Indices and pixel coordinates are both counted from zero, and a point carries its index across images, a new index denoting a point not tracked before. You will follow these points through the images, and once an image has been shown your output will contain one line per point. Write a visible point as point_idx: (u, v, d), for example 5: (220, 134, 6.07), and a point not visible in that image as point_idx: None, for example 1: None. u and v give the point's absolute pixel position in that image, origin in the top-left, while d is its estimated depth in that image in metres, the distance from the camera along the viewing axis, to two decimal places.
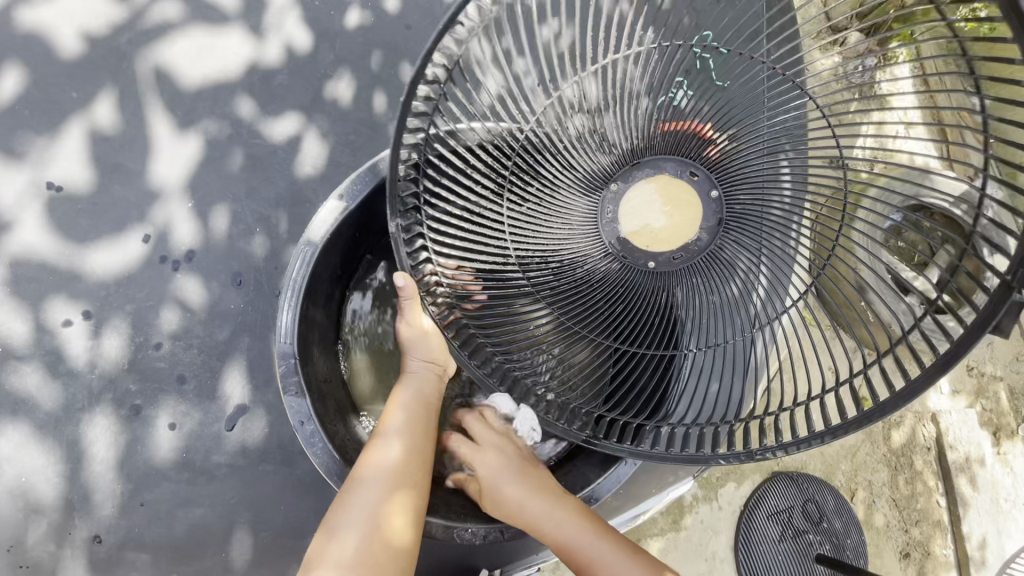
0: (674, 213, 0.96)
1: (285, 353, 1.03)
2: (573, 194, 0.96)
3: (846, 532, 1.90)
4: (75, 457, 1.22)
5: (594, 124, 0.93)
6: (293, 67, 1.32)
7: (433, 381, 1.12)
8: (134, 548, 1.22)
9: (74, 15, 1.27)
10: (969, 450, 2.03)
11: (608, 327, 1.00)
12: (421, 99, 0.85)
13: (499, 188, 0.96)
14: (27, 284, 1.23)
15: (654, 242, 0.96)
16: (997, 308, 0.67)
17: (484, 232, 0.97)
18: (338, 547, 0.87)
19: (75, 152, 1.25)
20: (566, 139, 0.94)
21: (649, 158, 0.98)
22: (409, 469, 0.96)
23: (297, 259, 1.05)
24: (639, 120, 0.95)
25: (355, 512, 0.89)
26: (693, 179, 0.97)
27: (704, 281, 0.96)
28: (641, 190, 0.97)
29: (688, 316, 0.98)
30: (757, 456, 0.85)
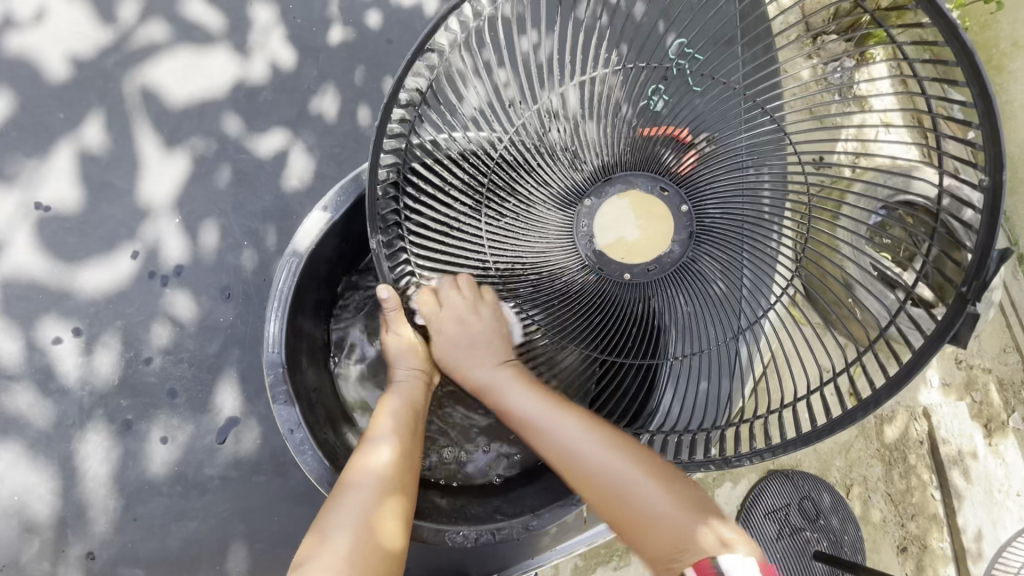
0: (647, 226, 0.99)
1: (274, 362, 1.07)
2: (549, 210, 0.98)
3: (843, 528, 1.93)
4: (68, 474, 1.23)
5: (568, 140, 0.96)
6: (277, 83, 1.35)
7: (422, 390, 1.11)
8: (128, 564, 1.23)
9: (61, 39, 1.30)
10: (961, 444, 2.09)
11: (592, 338, 1.02)
12: (397, 121, 0.92)
13: (477, 204, 0.98)
14: (18, 303, 1.24)
15: (628, 255, 0.98)
16: (956, 316, 0.76)
17: (465, 246, 1.02)
18: (330, 549, 0.87)
19: (63, 172, 1.27)
20: (541, 155, 0.96)
21: (622, 171, 0.99)
22: (399, 474, 0.98)
23: (283, 269, 1.09)
24: (612, 135, 0.97)
25: (345, 515, 0.91)
26: (665, 194, 0.99)
27: (679, 293, 0.99)
28: (614, 205, 0.99)
29: (670, 324, 1.01)
30: (734, 463, 0.89)
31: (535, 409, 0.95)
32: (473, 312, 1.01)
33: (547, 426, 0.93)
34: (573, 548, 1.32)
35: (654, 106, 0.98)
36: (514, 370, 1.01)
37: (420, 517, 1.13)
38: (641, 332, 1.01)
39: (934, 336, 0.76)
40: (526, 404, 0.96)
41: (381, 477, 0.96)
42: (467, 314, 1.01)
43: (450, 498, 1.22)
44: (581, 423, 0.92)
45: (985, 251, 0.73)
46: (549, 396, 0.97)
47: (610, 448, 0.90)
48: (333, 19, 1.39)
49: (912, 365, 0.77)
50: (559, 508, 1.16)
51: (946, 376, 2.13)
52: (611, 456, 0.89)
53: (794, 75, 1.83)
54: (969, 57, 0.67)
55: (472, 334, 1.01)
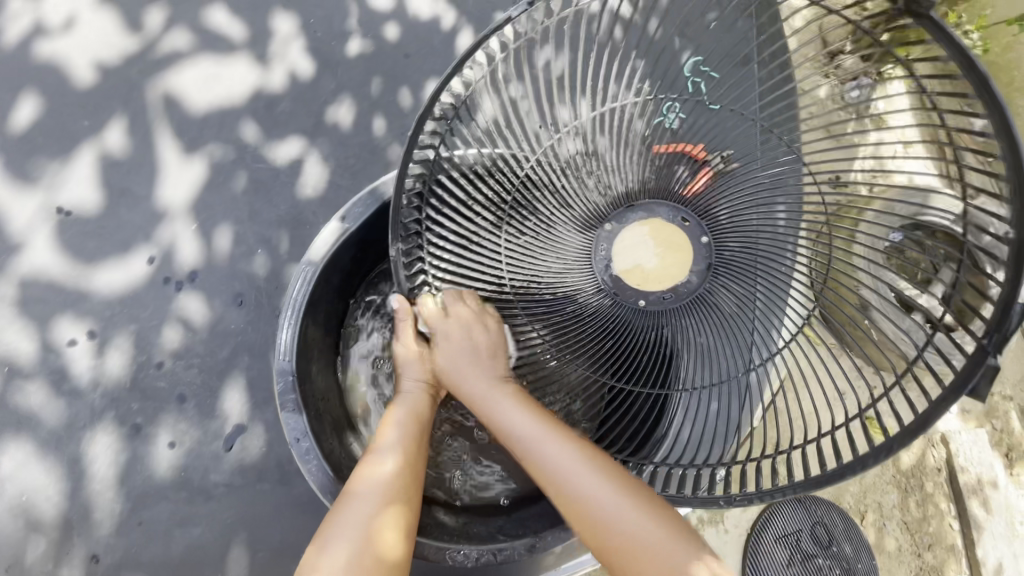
0: (666, 255, 0.97)
1: (284, 369, 1.07)
2: (568, 231, 0.99)
3: (856, 556, 1.88)
4: (75, 476, 1.23)
5: (593, 167, 0.98)
6: (295, 94, 1.37)
7: (427, 401, 1.06)
8: (131, 569, 1.23)
9: (89, 47, 1.33)
10: (980, 473, 2.00)
11: (606, 364, 0.99)
12: (429, 132, 0.92)
13: (499, 220, 0.98)
14: (35, 304, 1.26)
15: (643, 283, 0.98)
16: (973, 372, 0.70)
17: (482, 260, 1.00)
18: (330, 558, 0.87)
19: (84, 176, 1.30)
20: (566, 177, 0.98)
21: (641, 202, 1.00)
22: (401, 484, 0.95)
23: (298, 277, 1.09)
24: (635, 163, 0.99)
25: (347, 526, 0.90)
26: (685, 225, 0.98)
27: (696, 324, 0.96)
28: (633, 233, 0.99)
29: (684, 353, 0.97)
30: (738, 501, 0.82)
31: (529, 431, 0.92)
32: (475, 333, 0.99)
33: (539, 443, 0.91)
34: None
35: (672, 124, 1.00)
36: (512, 390, 0.98)
37: (422, 533, 1.12)
38: (652, 359, 0.98)
39: (951, 390, 0.71)
40: (517, 421, 0.94)
41: (385, 486, 0.94)
42: (455, 337, 0.98)
43: (453, 514, 1.21)
44: (577, 446, 0.90)
45: (1008, 304, 0.69)
46: (545, 415, 0.94)
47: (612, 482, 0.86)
48: (351, 31, 1.41)
49: (925, 414, 0.73)
50: (562, 534, 1.14)
51: (965, 403, 2.08)
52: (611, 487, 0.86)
53: (811, 91, 1.82)
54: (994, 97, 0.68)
55: (470, 352, 0.99)
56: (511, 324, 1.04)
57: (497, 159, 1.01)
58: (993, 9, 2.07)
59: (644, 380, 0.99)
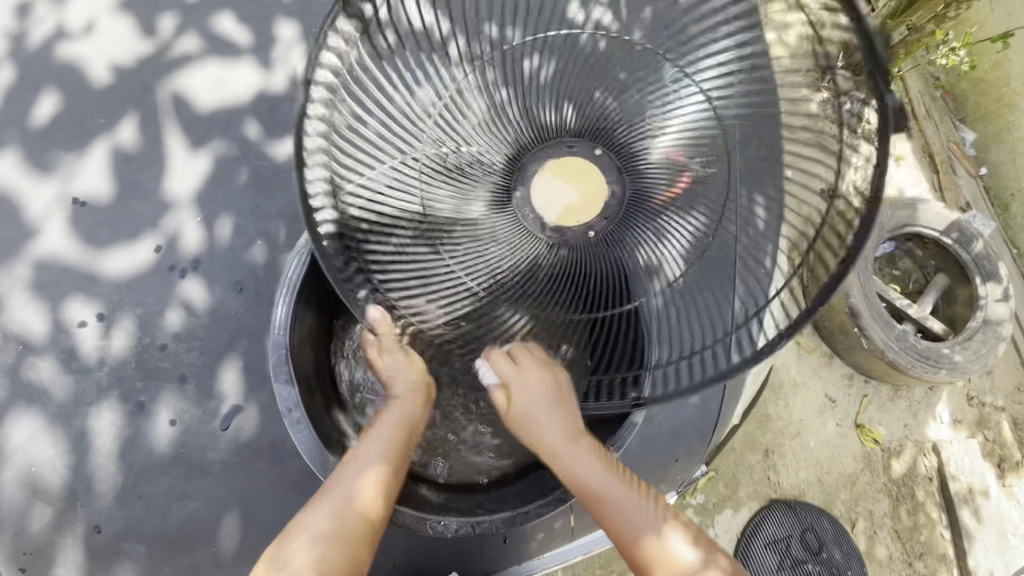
0: (581, 181, 0.91)
1: (278, 343, 1.18)
2: (489, 212, 0.91)
3: (846, 562, 2.03)
4: (81, 449, 1.31)
5: (476, 148, 0.91)
6: (297, 96, 1.47)
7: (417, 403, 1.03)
8: (131, 540, 1.30)
9: (106, 49, 1.43)
10: (973, 482, 2.15)
11: (565, 301, 0.91)
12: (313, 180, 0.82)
13: (422, 220, 0.90)
14: (48, 287, 1.35)
15: (581, 220, 0.92)
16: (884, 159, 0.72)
17: (425, 264, 0.91)
18: (306, 541, 0.98)
19: (97, 168, 1.39)
20: (457, 161, 0.90)
21: (534, 152, 0.93)
22: (382, 499, 1.02)
23: (293, 260, 1.20)
24: (506, 128, 0.92)
25: (329, 516, 0.99)
26: (573, 150, 0.93)
27: (634, 239, 0.90)
28: (545, 180, 0.92)
29: (643, 273, 0.90)
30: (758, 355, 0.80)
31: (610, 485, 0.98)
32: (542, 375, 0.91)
33: (608, 495, 0.98)
34: (569, 556, 1.43)
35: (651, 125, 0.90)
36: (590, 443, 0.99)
37: (405, 503, 1.20)
38: (614, 283, 0.91)
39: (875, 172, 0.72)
40: (588, 470, 0.98)
41: (366, 499, 1.01)
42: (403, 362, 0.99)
43: (437, 491, 1.27)
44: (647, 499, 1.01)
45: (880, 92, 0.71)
46: (610, 462, 1.00)
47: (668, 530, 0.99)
48: None
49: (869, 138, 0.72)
50: (540, 510, 1.20)
51: (956, 412, 2.22)
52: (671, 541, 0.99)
53: None
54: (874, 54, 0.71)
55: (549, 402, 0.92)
56: (480, 321, 0.94)
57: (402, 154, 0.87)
58: (981, 24, 2.23)
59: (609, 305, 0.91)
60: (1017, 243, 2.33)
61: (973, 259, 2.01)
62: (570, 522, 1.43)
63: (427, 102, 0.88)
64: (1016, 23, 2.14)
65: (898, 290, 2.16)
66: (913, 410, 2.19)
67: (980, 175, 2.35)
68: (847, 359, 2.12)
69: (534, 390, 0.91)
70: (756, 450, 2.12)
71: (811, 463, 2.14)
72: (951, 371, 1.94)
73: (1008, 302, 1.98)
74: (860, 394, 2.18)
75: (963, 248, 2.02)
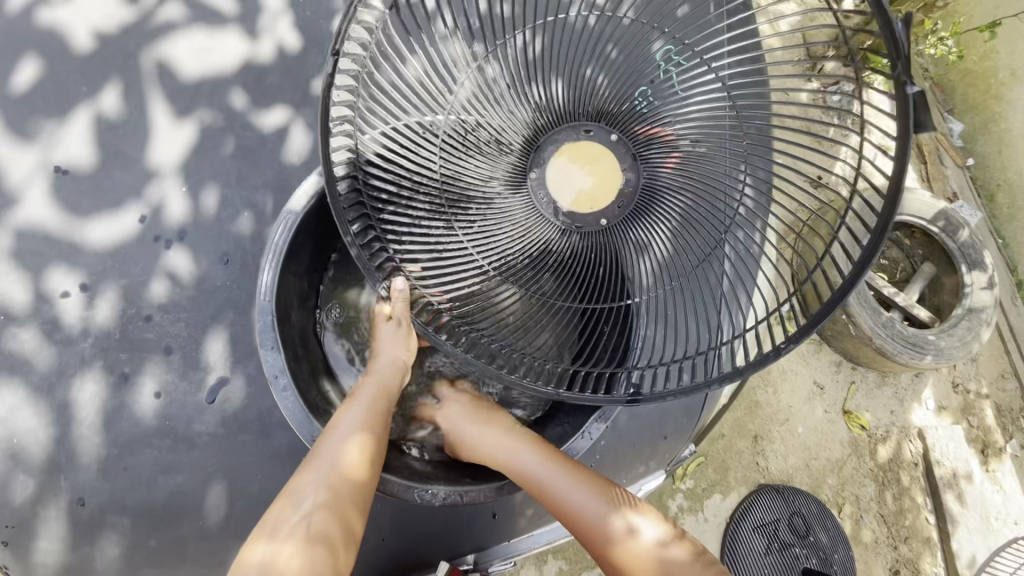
0: (595, 169, 1.00)
1: (265, 309, 1.14)
2: (507, 196, 1.01)
3: (833, 547, 2.05)
4: (64, 420, 1.30)
5: (494, 134, 1.00)
6: (284, 67, 1.45)
7: (396, 376, 1.16)
8: (115, 512, 1.29)
9: (88, 15, 1.41)
10: (956, 467, 2.18)
11: (565, 290, 1.04)
12: (344, 161, 1.01)
13: (439, 197, 1.01)
14: (30, 256, 1.33)
15: (595, 203, 1.01)
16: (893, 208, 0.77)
17: (440, 240, 1.03)
18: (288, 516, 0.93)
19: (80, 136, 1.37)
20: (475, 142, 1.00)
21: (551, 133, 1.02)
22: (362, 469, 0.99)
23: (279, 225, 1.16)
24: (521, 113, 1.00)
25: (309, 491, 0.96)
26: (589, 135, 1.02)
27: (633, 234, 1.01)
28: (558, 166, 1.00)
29: (637, 271, 1.03)
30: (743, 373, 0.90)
31: (541, 468, 1.13)
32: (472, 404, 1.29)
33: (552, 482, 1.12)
34: (553, 536, 1.48)
35: (644, 108, 0.99)
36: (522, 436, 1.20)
37: (391, 473, 1.18)
38: (608, 276, 1.03)
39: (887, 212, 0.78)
40: (532, 463, 1.14)
41: (342, 466, 0.98)
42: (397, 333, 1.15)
43: (424, 461, 1.27)
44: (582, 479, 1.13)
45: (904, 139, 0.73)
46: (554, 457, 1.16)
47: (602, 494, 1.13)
48: (337, 10, 1.49)
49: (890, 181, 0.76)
50: None
51: (942, 399, 2.24)
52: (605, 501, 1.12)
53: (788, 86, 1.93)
54: (905, 73, 0.71)
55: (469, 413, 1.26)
56: (486, 294, 1.05)
57: (421, 128, 1.00)
58: (970, 16, 2.24)
59: (604, 295, 1.04)
60: (1004, 232, 2.37)
61: (959, 248, 2.01)
62: None
63: (418, 73, 0.99)
64: (1003, 13, 2.16)
65: (885, 278, 2.19)
66: (898, 396, 2.22)
67: (966, 166, 2.39)
68: (835, 345, 2.16)
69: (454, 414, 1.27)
70: (745, 435, 2.14)
71: (800, 448, 2.16)
72: (936, 356, 1.96)
73: (993, 290, 1.99)
74: (848, 380, 2.20)
75: (949, 238, 2.02)
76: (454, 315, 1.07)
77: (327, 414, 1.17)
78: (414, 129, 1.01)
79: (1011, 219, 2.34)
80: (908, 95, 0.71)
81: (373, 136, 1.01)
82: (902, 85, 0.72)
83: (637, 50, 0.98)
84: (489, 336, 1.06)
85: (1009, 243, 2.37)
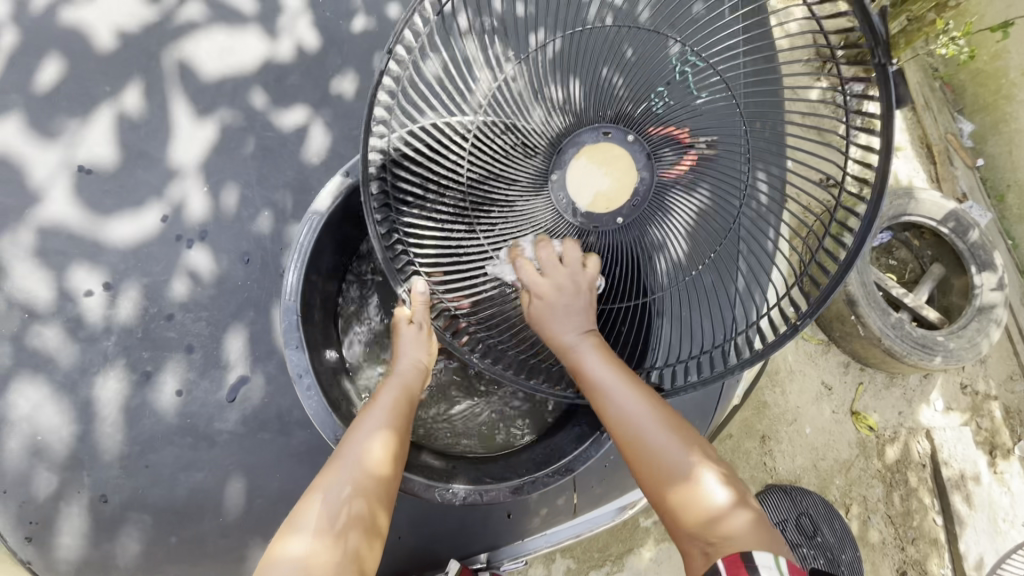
0: (613, 171, 0.98)
1: (290, 310, 1.15)
2: (529, 200, 1.01)
3: (840, 546, 2.00)
4: (87, 417, 1.31)
5: (518, 136, 0.99)
6: (303, 67, 1.45)
7: (419, 380, 1.16)
8: (137, 509, 1.30)
9: (110, 15, 1.41)
10: (963, 468, 2.17)
11: None
12: (371, 164, 1.01)
13: (463, 200, 1.02)
14: (54, 254, 1.34)
15: (612, 204, 1.00)
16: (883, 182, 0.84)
17: (462, 243, 1.05)
18: (314, 510, 0.94)
19: (103, 135, 1.38)
20: (499, 145, 1.00)
21: (571, 136, 1.00)
22: (387, 468, 0.99)
23: (304, 226, 1.16)
24: (545, 116, 0.99)
25: (335, 487, 0.96)
26: (607, 137, 0.99)
27: (651, 236, 1.00)
28: (577, 168, 0.99)
29: (653, 273, 1.03)
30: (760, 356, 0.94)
31: (611, 378, 0.96)
32: (574, 289, 1.00)
33: (615, 393, 0.95)
34: (562, 537, 1.48)
35: (660, 108, 0.97)
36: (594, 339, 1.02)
37: (411, 471, 1.19)
38: (623, 274, 1.06)
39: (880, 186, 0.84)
40: (600, 368, 0.98)
41: (367, 466, 0.98)
42: (565, 286, 0.99)
43: (444, 459, 1.28)
44: (647, 400, 0.95)
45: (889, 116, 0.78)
46: (625, 370, 0.99)
47: (670, 426, 0.94)
48: (356, 10, 1.49)
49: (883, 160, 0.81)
50: (546, 478, 1.20)
51: (950, 400, 2.25)
52: (672, 435, 0.94)
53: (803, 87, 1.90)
54: (885, 57, 0.75)
55: (567, 304, 1.01)
56: (504, 294, 1.09)
57: (446, 131, 1.00)
58: (982, 15, 2.18)
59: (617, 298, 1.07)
60: (1013, 233, 2.34)
61: (968, 249, 2.00)
62: (572, 500, 1.47)
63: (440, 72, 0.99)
64: (1016, 14, 2.09)
65: (896, 279, 2.18)
66: (907, 397, 2.22)
67: (977, 166, 2.33)
68: (843, 346, 2.15)
69: (559, 298, 1.00)
70: (753, 435, 2.14)
71: (808, 449, 2.16)
72: (946, 358, 1.96)
73: (1002, 290, 1.98)
74: (857, 381, 2.20)
75: (958, 239, 2.01)
76: (471, 320, 1.12)
77: (349, 413, 1.18)
78: (439, 130, 1.01)
79: (1021, 221, 2.31)
80: (889, 74, 0.76)
81: (400, 138, 1.01)
82: (884, 68, 0.76)
83: (653, 51, 0.98)
84: (504, 339, 1.14)
85: (1018, 244, 2.34)
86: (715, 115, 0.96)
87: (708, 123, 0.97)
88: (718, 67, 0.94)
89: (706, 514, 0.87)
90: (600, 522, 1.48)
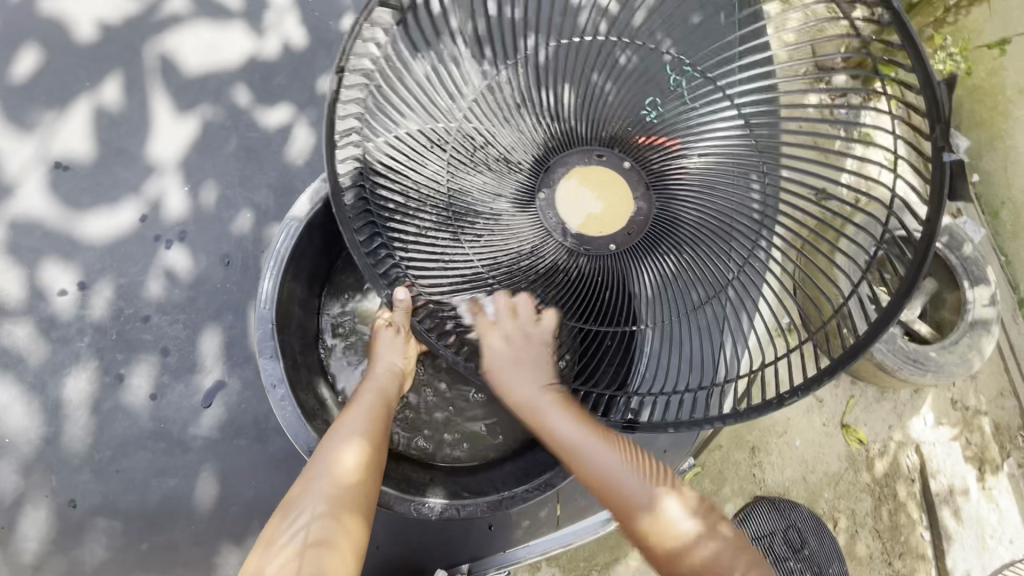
0: (606, 195, 1.01)
1: (264, 318, 1.12)
2: (514, 214, 1.00)
3: (828, 561, 1.98)
4: (57, 420, 1.27)
5: (502, 151, 1.00)
6: (289, 65, 1.42)
7: (394, 384, 1.13)
8: (106, 515, 1.26)
9: (92, 7, 1.38)
10: (953, 481, 2.16)
11: (572, 310, 1.01)
12: (349, 171, 0.98)
13: (446, 209, 0.99)
14: (27, 251, 1.30)
15: (606, 228, 1.00)
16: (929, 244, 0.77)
17: (445, 253, 1.00)
18: (288, 531, 0.89)
19: (81, 129, 1.35)
20: (484, 159, 1.00)
21: (557, 156, 1.04)
22: (359, 479, 0.96)
23: (283, 232, 1.14)
24: (527, 130, 1.01)
25: (308, 500, 0.92)
26: (601, 160, 1.03)
27: (642, 259, 0.99)
28: (567, 190, 1.01)
29: (643, 296, 0.99)
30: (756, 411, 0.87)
31: (574, 430, 0.91)
32: (522, 336, 0.96)
33: (583, 445, 0.90)
34: (547, 548, 1.42)
35: (650, 121, 0.98)
36: (552, 394, 0.95)
37: (387, 484, 1.15)
38: (617, 297, 1.00)
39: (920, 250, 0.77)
40: (566, 428, 0.91)
41: (341, 479, 0.95)
42: (516, 335, 0.96)
43: (422, 472, 1.24)
44: (618, 448, 0.92)
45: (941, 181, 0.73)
46: (592, 421, 0.93)
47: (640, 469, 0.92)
48: (346, 8, 1.46)
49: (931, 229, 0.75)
50: (525, 493, 1.16)
51: (941, 414, 2.22)
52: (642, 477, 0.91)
53: (799, 103, 1.85)
54: (945, 134, 0.70)
55: (506, 350, 0.96)
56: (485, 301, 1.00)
57: (426, 140, 0.98)
58: (979, 32, 2.16)
59: (609, 321, 1.00)
60: (1006, 250, 2.29)
61: (961, 263, 1.98)
62: (555, 512, 1.43)
63: (422, 75, 0.95)
64: (1012, 30, 2.07)
65: None
66: (897, 411, 2.19)
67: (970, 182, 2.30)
68: None
69: (511, 347, 0.96)
70: (741, 447, 2.12)
71: (796, 462, 2.14)
72: (935, 372, 1.94)
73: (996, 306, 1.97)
74: (847, 394, 2.18)
75: (952, 252, 1.98)
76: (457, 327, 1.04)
77: (325, 423, 1.14)
78: (420, 139, 0.98)
79: (1014, 236, 2.27)
80: (947, 156, 0.71)
81: (380, 143, 0.97)
82: (941, 144, 0.71)
83: (651, 67, 0.98)
84: None
85: (1011, 260, 2.29)
86: (724, 144, 0.95)
87: (716, 151, 0.96)
88: (725, 87, 0.94)
89: (684, 549, 0.85)
90: (586, 534, 1.42)
